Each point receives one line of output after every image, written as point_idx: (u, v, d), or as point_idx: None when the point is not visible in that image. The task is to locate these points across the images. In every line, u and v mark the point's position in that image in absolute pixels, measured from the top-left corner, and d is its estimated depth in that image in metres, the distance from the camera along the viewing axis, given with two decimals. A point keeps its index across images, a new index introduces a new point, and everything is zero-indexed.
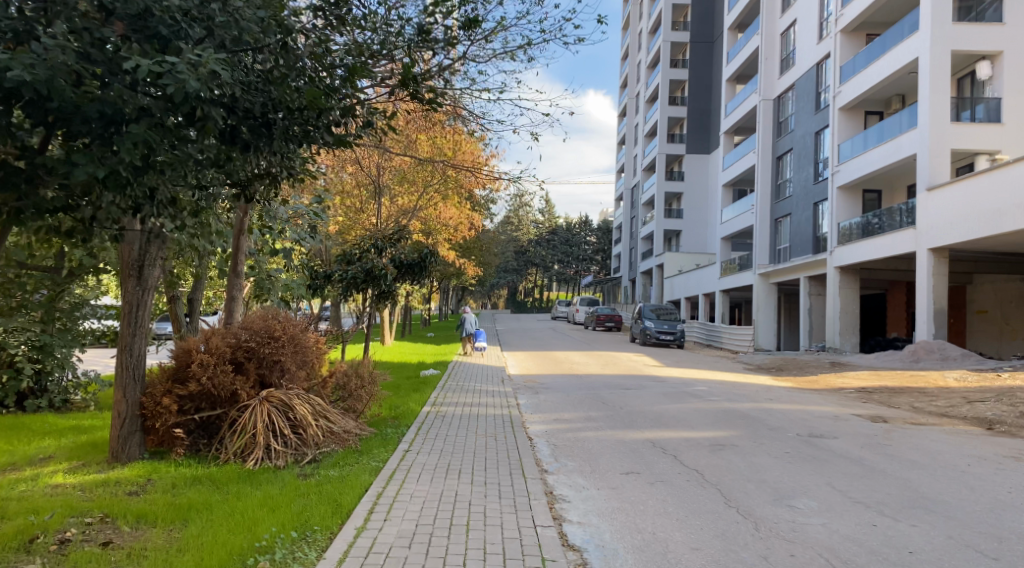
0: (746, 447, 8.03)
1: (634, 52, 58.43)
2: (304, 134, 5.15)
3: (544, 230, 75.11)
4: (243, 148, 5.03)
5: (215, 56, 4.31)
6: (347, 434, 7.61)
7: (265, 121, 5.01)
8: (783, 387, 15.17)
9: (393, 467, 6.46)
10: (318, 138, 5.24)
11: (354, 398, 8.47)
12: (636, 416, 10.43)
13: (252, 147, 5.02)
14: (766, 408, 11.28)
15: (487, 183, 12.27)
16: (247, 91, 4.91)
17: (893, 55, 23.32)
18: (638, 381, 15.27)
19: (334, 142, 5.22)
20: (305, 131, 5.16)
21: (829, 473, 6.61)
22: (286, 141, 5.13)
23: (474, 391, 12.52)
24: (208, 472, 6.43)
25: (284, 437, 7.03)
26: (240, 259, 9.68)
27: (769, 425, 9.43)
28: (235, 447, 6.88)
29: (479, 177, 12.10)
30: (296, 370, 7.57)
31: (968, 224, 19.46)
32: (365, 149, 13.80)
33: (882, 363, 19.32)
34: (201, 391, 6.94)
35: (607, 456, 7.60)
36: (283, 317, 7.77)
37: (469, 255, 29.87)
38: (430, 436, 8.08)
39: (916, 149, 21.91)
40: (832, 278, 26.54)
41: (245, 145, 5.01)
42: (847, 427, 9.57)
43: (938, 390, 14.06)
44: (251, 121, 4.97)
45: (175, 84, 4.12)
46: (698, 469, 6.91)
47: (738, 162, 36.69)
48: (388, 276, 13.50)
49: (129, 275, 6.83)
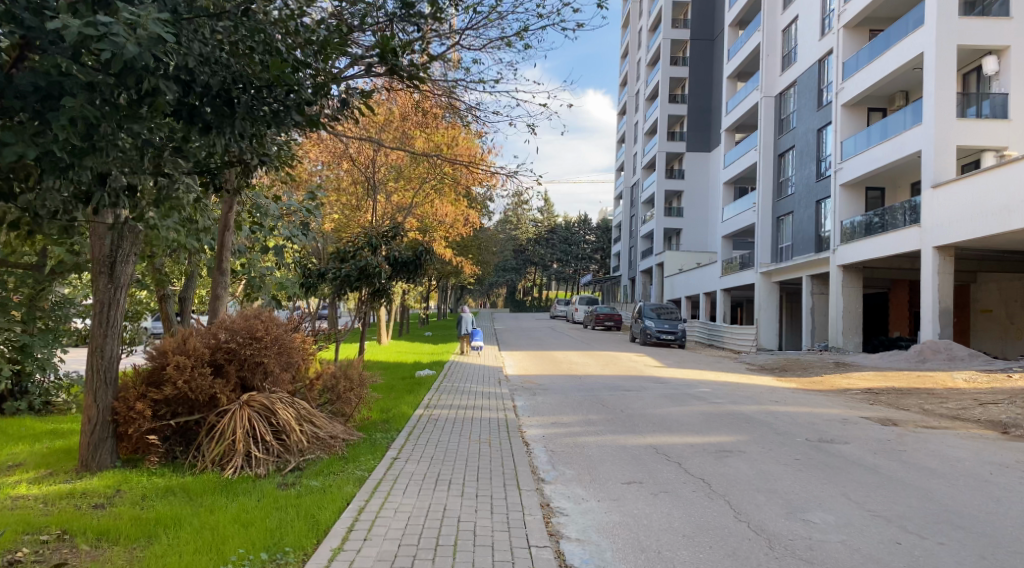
0: (754, 453, 7.66)
1: (635, 49, 58.01)
2: (272, 116, 4.86)
3: (543, 229, 74.67)
4: (202, 128, 4.71)
5: (158, 18, 3.96)
6: (334, 440, 7.21)
7: (227, 99, 4.70)
8: (788, 388, 14.80)
9: (380, 477, 6.07)
10: (288, 120, 4.93)
11: (343, 401, 8.06)
12: (637, 419, 10.04)
13: (215, 128, 4.70)
14: (772, 411, 10.90)
15: (484, 179, 11.87)
16: (206, 65, 4.58)
17: (897, 50, 22.91)
18: (640, 382, 14.88)
19: (306, 123, 4.94)
20: (274, 112, 4.86)
21: (844, 483, 6.24)
22: (251, 122, 4.80)
23: (469, 393, 12.12)
24: (182, 482, 6.05)
25: (265, 443, 6.63)
26: (226, 257, 9.26)
27: (776, 430, 9.07)
28: (212, 454, 6.49)
29: (475, 173, 11.70)
30: (280, 372, 7.17)
31: (975, 222, 19.06)
32: (358, 143, 13.38)
33: (888, 363, 18.93)
34: (177, 395, 6.54)
35: (608, 463, 7.23)
36: (266, 316, 7.37)
37: (467, 253, 29.45)
38: (420, 442, 7.67)
39: (921, 145, 21.51)
40: (834, 277, 26.14)
41: (205, 126, 4.69)
42: (857, 431, 9.21)
43: (948, 392, 13.69)
44: (212, 99, 4.65)
45: (114, 50, 3.77)
46: (704, 478, 6.54)
47: (739, 160, 36.30)
48: (382, 275, 13.12)
49: (100, 272, 6.45)
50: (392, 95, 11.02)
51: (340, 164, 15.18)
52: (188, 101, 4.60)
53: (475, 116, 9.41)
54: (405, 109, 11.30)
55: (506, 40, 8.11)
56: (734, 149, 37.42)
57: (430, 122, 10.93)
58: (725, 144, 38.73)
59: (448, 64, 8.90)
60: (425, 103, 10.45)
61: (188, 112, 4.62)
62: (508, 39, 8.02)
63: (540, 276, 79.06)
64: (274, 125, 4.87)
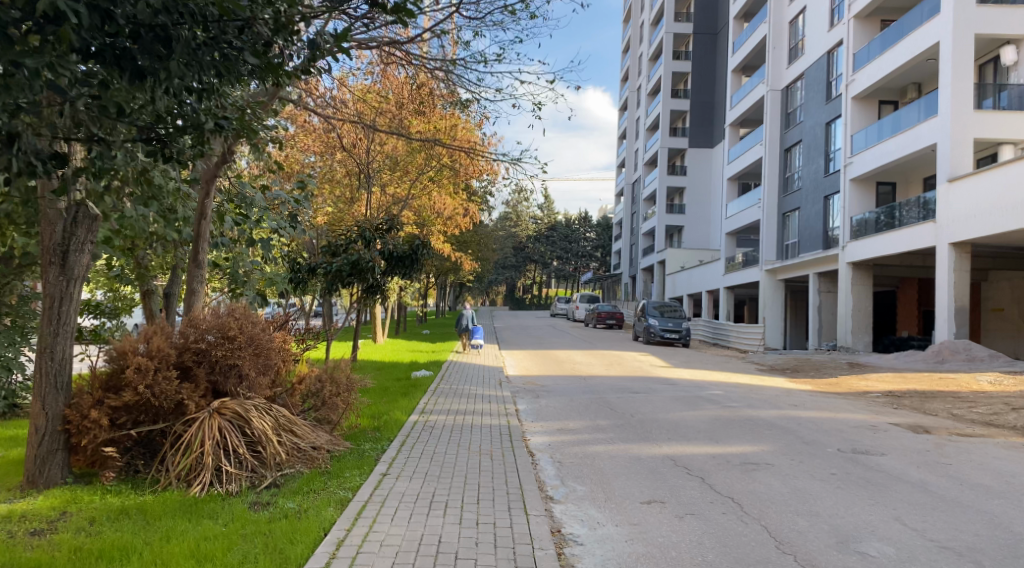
0: (783, 466, 6.92)
1: (636, 44, 57.31)
2: (222, 60, 4.43)
3: (543, 226, 73.78)
4: (135, 75, 4.28)
5: None
6: (317, 452, 6.50)
7: (164, 38, 4.21)
8: (804, 390, 14.01)
9: (366, 499, 5.29)
10: (240, 62, 4.48)
11: (328, 408, 7.30)
12: (650, 426, 9.28)
13: (150, 74, 4.26)
14: (793, 416, 10.13)
15: (485, 170, 11.20)
16: None
17: (911, 40, 22.11)
18: (647, 384, 14.11)
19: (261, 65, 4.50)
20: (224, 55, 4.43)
21: (896, 505, 5.53)
22: (194, 64, 4.34)
23: (467, 395, 11.35)
24: (140, 502, 5.30)
25: (238, 456, 5.90)
26: (203, 248, 8.48)
27: (804, 439, 8.31)
28: (178, 469, 5.75)
29: (475, 162, 11.02)
30: (257, 377, 6.43)
31: (993, 218, 18.28)
32: (354, 131, 12.69)
33: (904, 364, 18.16)
34: (139, 402, 5.80)
35: (622, 478, 6.49)
36: (238, 307, 6.70)
37: (466, 249, 28.64)
38: (414, 454, 6.90)
39: (936, 138, 20.75)
40: (843, 274, 25.37)
41: (137, 72, 4.26)
42: (891, 440, 8.45)
43: (974, 395, 12.94)
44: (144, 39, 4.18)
45: None
46: (733, 497, 5.81)
47: (743, 155, 35.51)
48: (376, 269, 12.31)
49: (49, 262, 5.69)
50: (388, 80, 10.32)
51: (333, 152, 14.48)
52: (119, 46, 4.20)
53: (476, 97, 8.71)
54: (398, 93, 10.60)
55: (506, 8, 7.42)
56: (738, 144, 36.63)
57: (428, 107, 10.26)
58: (730, 139, 37.96)
59: (445, 37, 8.20)
60: (423, 85, 9.78)
61: (117, 54, 4.19)
62: (510, 6, 7.37)
63: (540, 273, 78.30)
64: (226, 73, 4.48)
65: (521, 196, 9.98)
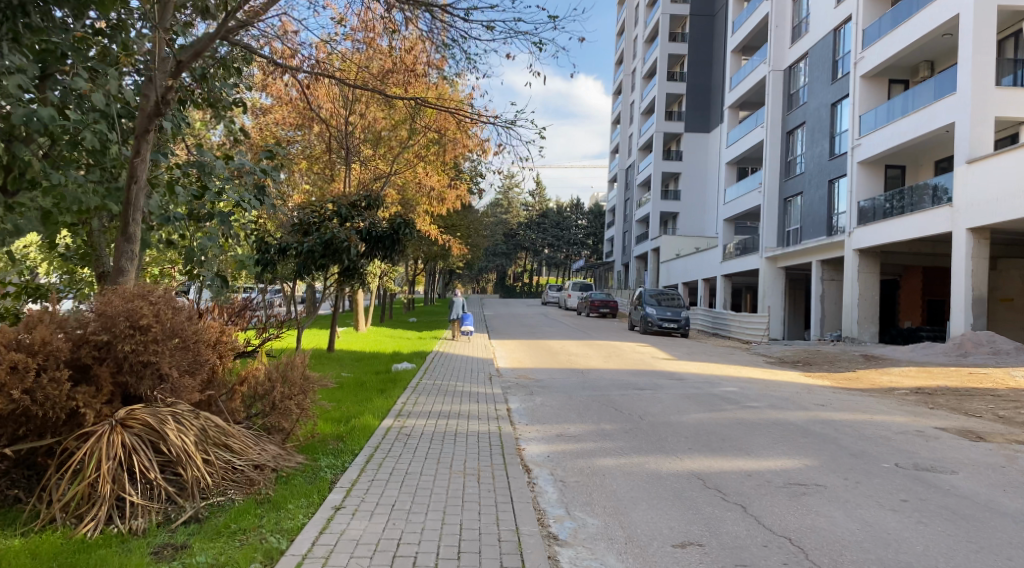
0: (838, 489, 5.61)
1: (631, 27, 55.85)
2: None
3: (534, 213, 72.55)
4: None
5: None
6: (257, 474, 5.14)
7: None
8: (825, 387, 12.73)
9: (306, 553, 4.01)
10: None
11: (279, 413, 5.88)
12: (663, 432, 7.94)
13: None
14: (826, 420, 8.79)
15: (472, 148, 10.07)
16: None
17: (927, 14, 20.77)
18: (652, 379, 12.77)
19: None
20: None
21: (1011, 554, 4.33)
22: None
23: (452, 393, 9.96)
24: (1, 551, 3.93)
25: (148, 483, 4.56)
26: (133, 218, 6.95)
27: (849, 451, 6.98)
28: (64, 499, 4.37)
29: (463, 138, 9.89)
30: (182, 377, 5.06)
31: (1016, 201, 16.94)
32: (333, 103, 11.46)
33: (923, 358, 16.91)
34: (16, 412, 4.40)
35: (643, 506, 5.21)
36: (160, 287, 5.38)
37: (454, 232, 27.11)
38: (381, 475, 5.54)
39: (954, 117, 19.37)
40: (850, 261, 24.03)
41: None
42: (950, 451, 7.14)
43: (1014, 393, 11.78)
44: None
45: None
46: (791, 538, 4.56)
47: (743, 139, 34.07)
48: (351, 250, 10.98)
49: None
50: (371, 48, 9.14)
51: (310, 125, 13.32)
52: None
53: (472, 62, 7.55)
54: (379, 60, 9.36)
55: None
56: (738, 127, 35.16)
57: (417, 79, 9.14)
58: (728, 122, 36.56)
59: None
60: (411, 49, 8.72)
61: None
62: None
63: (531, 260, 76.88)
64: None
65: (511, 174, 8.69)
